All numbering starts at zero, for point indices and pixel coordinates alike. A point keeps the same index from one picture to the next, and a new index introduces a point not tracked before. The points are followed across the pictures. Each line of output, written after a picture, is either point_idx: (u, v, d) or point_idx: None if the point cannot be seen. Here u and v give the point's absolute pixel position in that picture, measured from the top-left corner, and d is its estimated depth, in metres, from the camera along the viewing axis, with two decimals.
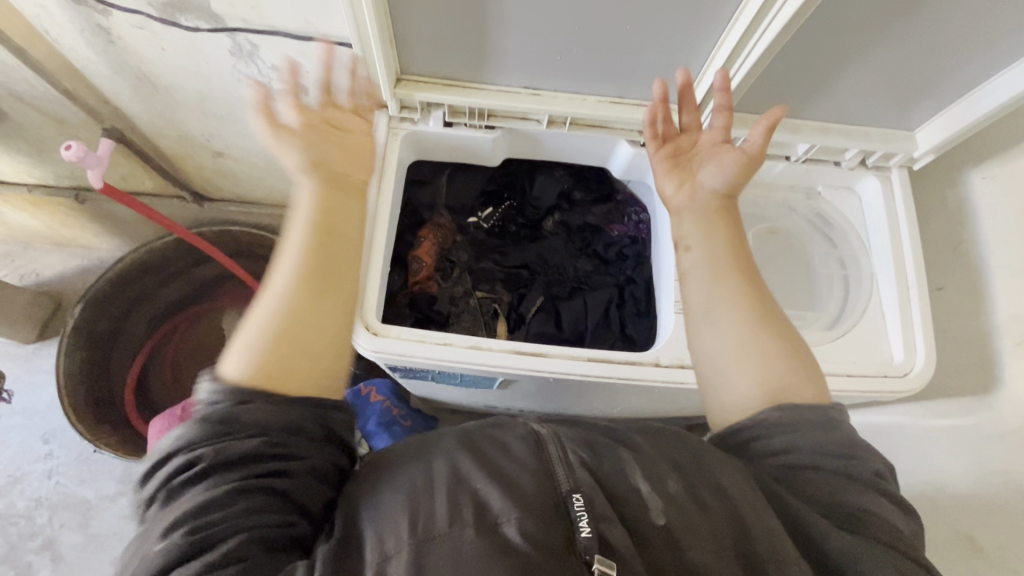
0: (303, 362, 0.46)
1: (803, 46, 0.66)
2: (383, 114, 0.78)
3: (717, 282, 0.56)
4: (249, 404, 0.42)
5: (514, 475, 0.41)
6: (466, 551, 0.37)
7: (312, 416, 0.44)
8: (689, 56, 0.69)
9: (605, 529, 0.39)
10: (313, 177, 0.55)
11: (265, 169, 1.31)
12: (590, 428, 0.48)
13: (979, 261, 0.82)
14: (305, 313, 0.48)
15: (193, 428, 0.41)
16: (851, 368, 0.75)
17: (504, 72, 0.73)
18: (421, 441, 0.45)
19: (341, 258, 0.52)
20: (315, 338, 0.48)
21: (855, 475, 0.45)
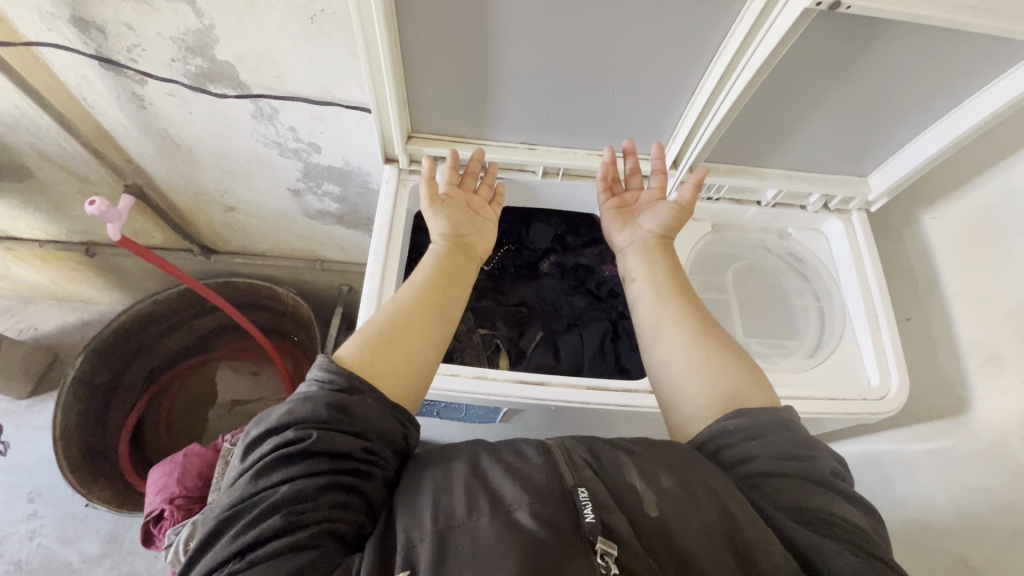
0: (391, 361, 0.58)
1: (762, 108, 0.76)
2: (394, 167, 0.86)
3: (672, 297, 0.68)
4: (355, 402, 0.52)
5: (527, 472, 0.49)
6: (481, 536, 0.44)
7: (383, 420, 0.52)
8: (665, 114, 0.79)
9: (606, 516, 0.46)
10: (446, 235, 0.72)
11: (274, 222, 1.39)
12: (594, 438, 0.55)
13: (939, 291, 0.90)
14: (404, 326, 0.61)
15: (309, 413, 0.49)
16: (831, 392, 0.80)
17: (503, 129, 0.82)
18: (448, 450, 0.54)
19: (441, 298, 0.66)
20: (407, 350, 0.59)
21: (819, 479, 0.49)
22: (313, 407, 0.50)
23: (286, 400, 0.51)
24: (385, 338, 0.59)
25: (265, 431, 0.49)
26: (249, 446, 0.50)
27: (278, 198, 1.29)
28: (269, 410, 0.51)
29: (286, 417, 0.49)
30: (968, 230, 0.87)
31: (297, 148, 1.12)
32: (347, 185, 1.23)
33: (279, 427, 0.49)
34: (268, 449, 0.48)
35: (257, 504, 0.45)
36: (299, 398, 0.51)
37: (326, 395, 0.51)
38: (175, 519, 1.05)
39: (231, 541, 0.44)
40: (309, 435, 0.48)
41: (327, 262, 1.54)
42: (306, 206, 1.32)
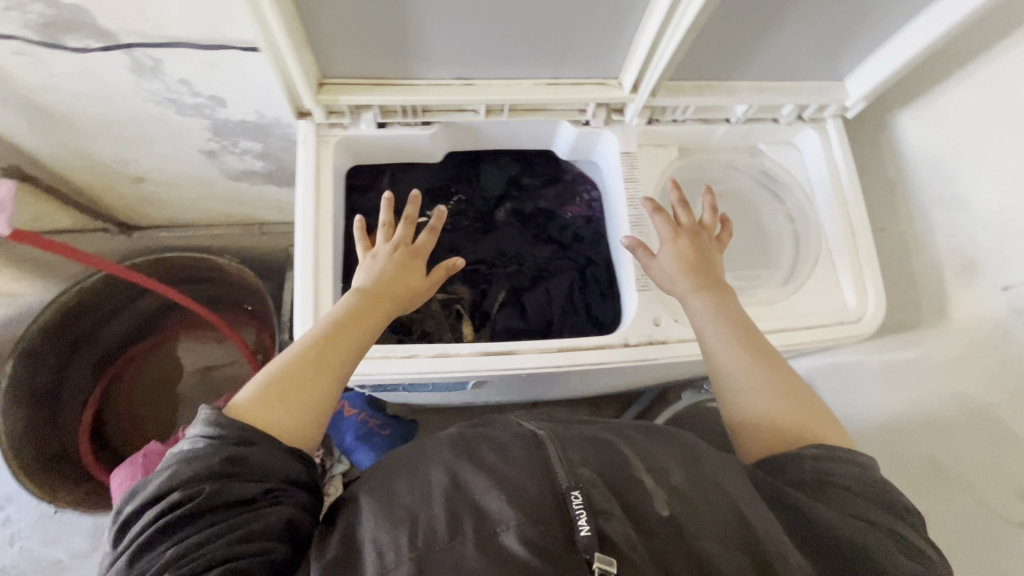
0: (290, 396, 0.51)
1: (731, 12, 0.65)
2: (309, 122, 0.73)
3: (741, 328, 0.64)
4: (247, 446, 0.46)
5: (516, 479, 0.44)
6: (466, 562, 0.39)
7: (283, 458, 0.48)
8: (619, 31, 0.67)
9: (603, 525, 0.41)
10: (389, 278, 0.64)
11: (194, 188, 1.23)
12: (583, 433, 0.50)
13: (914, 199, 0.85)
14: (309, 357, 0.54)
15: (189, 470, 0.44)
16: (808, 320, 0.78)
17: (432, 65, 0.69)
18: (421, 454, 0.50)
19: (356, 325, 0.59)
20: (308, 384, 0.53)
21: (873, 494, 0.50)
22: (194, 463, 0.44)
23: (162, 466, 0.45)
24: (288, 382, 0.52)
25: (139, 502, 0.43)
26: (122, 524, 0.44)
27: (191, 163, 1.13)
28: (143, 482, 0.45)
29: (162, 483, 0.43)
30: (949, 133, 0.80)
31: (197, 103, 0.95)
32: (267, 139, 1.07)
33: (154, 494, 0.43)
34: (146, 521, 0.42)
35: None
36: (176, 459, 0.45)
37: (209, 446, 0.45)
38: None
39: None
40: (194, 492, 0.43)
41: (267, 225, 1.41)
42: (227, 168, 1.16)
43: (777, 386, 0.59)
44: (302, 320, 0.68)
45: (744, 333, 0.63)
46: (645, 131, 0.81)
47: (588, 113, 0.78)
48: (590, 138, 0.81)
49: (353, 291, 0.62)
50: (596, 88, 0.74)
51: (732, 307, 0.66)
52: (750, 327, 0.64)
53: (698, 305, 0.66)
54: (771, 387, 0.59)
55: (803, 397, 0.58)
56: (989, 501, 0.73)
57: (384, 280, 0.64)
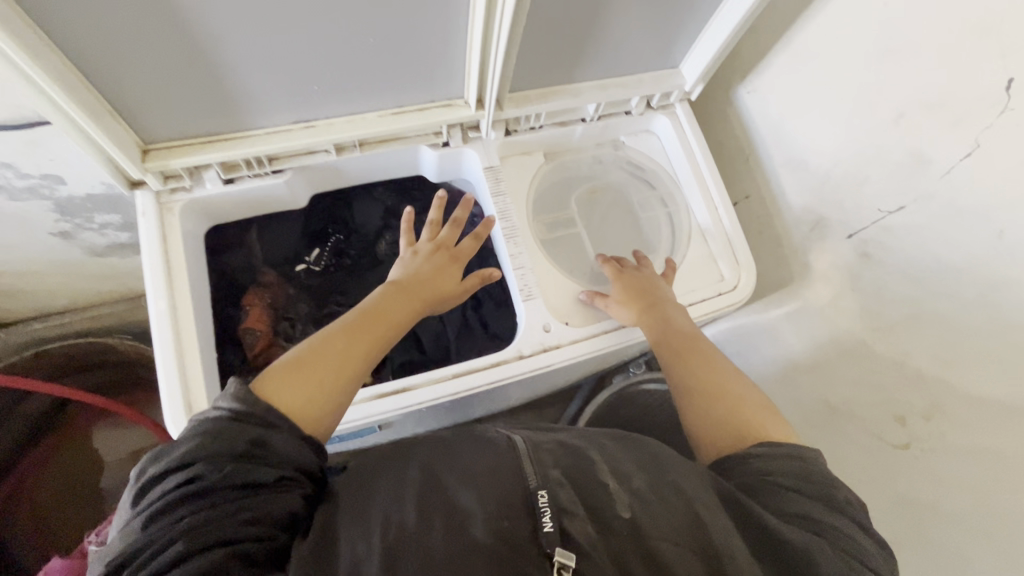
0: (317, 376, 0.54)
1: (549, 19, 0.66)
2: (146, 191, 0.68)
3: (693, 338, 0.72)
4: (271, 432, 0.48)
5: (490, 480, 0.48)
6: (432, 553, 0.43)
7: (297, 452, 0.48)
8: (448, 54, 0.66)
9: (565, 522, 0.45)
10: (427, 281, 0.69)
11: (58, 272, 1.12)
12: (559, 442, 0.54)
13: (765, 165, 0.91)
14: (340, 343, 0.58)
15: (218, 446, 0.45)
16: (689, 297, 0.82)
17: (263, 113, 0.66)
18: (404, 458, 0.52)
19: (384, 317, 0.62)
20: (335, 368, 0.55)
21: (822, 498, 0.51)
22: (221, 440, 0.45)
23: (191, 435, 0.46)
24: (319, 361, 0.55)
25: (165, 467, 0.44)
26: (145, 485, 0.44)
27: (44, 247, 1.03)
28: (168, 447, 0.46)
29: (188, 453, 0.44)
30: (780, 100, 0.86)
31: (31, 185, 0.87)
32: (127, 209, 1.00)
33: (180, 463, 0.44)
34: (167, 486, 0.43)
35: (152, 543, 0.41)
36: (206, 429, 0.46)
37: (236, 426, 0.46)
38: None
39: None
40: (216, 470, 0.44)
41: None
42: (89, 245, 1.07)
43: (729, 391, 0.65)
44: (170, 404, 0.63)
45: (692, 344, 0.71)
46: (505, 142, 0.82)
47: (444, 134, 0.78)
48: (454, 158, 0.81)
49: (388, 285, 0.66)
50: (443, 110, 0.74)
51: (680, 320, 0.74)
52: (696, 337, 0.72)
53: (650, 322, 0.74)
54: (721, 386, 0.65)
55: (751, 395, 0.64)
56: (874, 430, 0.78)
57: (421, 286, 0.68)
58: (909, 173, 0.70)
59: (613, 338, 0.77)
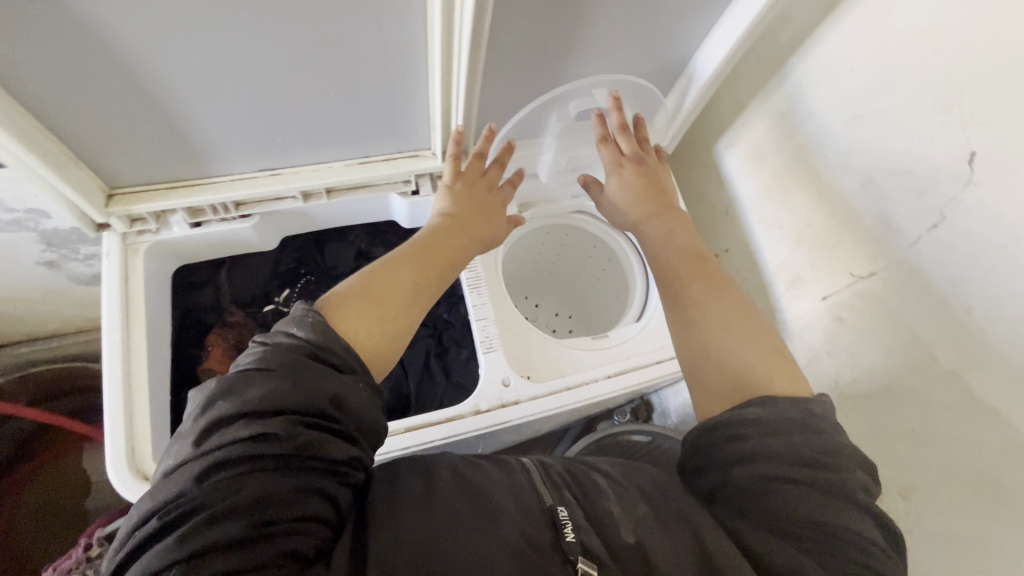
0: (375, 311, 0.52)
1: (514, 77, 0.67)
2: (111, 233, 0.69)
3: (701, 259, 0.65)
4: (348, 392, 0.44)
5: (509, 490, 0.47)
6: (461, 551, 0.41)
7: (358, 421, 0.45)
8: (412, 107, 0.67)
9: (584, 536, 0.44)
10: (475, 222, 0.67)
11: (45, 300, 1.14)
12: (570, 463, 0.53)
13: (744, 220, 0.90)
14: (398, 279, 0.56)
15: (299, 401, 0.42)
16: (658, 355, 0.79)
17: (227, 161, 0.67)
18: (425, 463, 0.50)
19: (439, 257, 0.61)
20: (392, 303, 0.54)
21: (839, 491, 0.45)
22: (302, 395, 0.42)
23: (264, 376, 0.43)
24: (376, 294, 0.54)
25: (235, 411, 0.41)
26: (207, 425, 0.41)
27: (32, 276, 1.05)
28: (242, 385, 0.42)
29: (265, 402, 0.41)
30: (758, 157, 0.85)
31: (15, 219, 0.89)
32: None
33: (253, 411, 0.41)
34: (236, 436, 0.40)
35: (211, 503, 0.37)
36: (289, 375, 0.43)
37: (314, 381, 0.43)
38: None
39: (180, 541, 0.36)
40: (289, 430, 0.40)
41: None
42: (75, 275, 1.09)
43: (735, 324, 0.57)
44: (111, 450, 0.62)
45: (699, 266, 0.64)
46: None
47: (413, 183, 0.78)
48: (423, 207, 0.81)
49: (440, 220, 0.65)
50: (410, 161, 0.75)
51: (685, 238, 0.67)
52: (705, 258, 0.65)
53: (652, 235, 0.69)
54: (718, 317, 0.59)
55: (760, 330, 0.57)
56: None
57: (472, 227, 0.66)
58: (881, 238, 0.68)
59: (577, 394, 0.74)
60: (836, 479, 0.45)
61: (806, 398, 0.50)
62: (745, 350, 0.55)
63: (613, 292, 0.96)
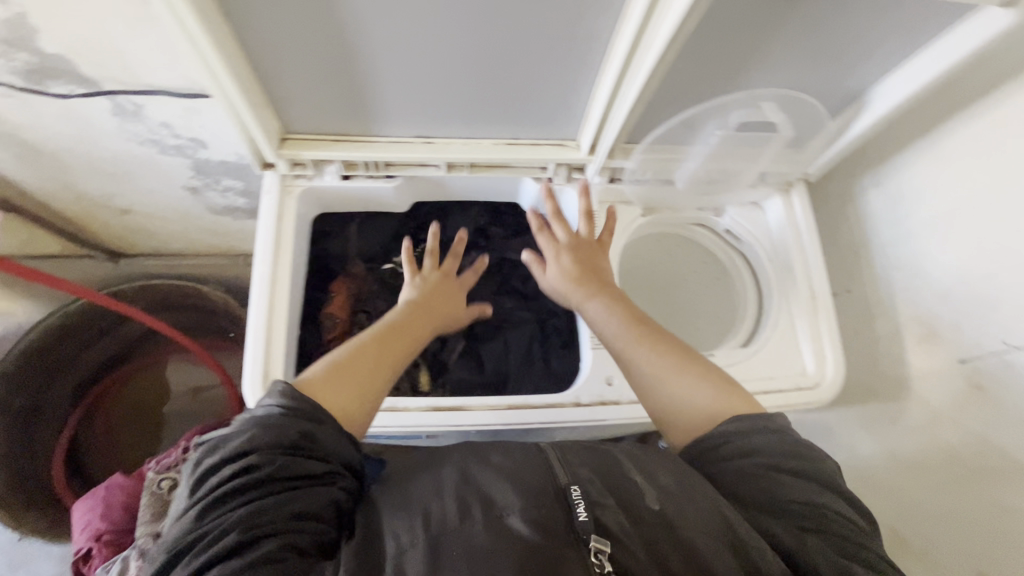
0: (354, 382, 0.60)
1: (682, 85, 0.65)
2: (273, 173, 0.75)
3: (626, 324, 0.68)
4: (319, 428, 0.54)
5: (519, 472, 0.51)
6: (475, 536, 0.46)
7: (338, 448, 0.55)
8: (574, 97, 0.68)
9: (599, 514, 0.48)
10: (434, 303, 0.76)
11: (179, 221, 1.25)
12: (588, 449, 0.57)
13: (877, 264, 0.85)
14: (364, 358, 0.64)
15: (272, 440, 0.51)
16: (765, 384, 0.79)
17: (390, 123, 0.70)
18: (440, 455, 0.56)
19: (404, 336, 0.69)
20: (363, 380, 0.62)
21: (822, 481, 0.52)
22: (277, 433, 0.52)
23: (243, 428, 0.53)
24: (349, 370, 0.62)
25: (219, 459, 0.51)
26: (201, 475, 0.51)
27: (174, 197, 1.15)
28: (226, 439, 0.52)
29: (244, 445, 0.51)
30: (909, 202, 0.80)
31: (179, 144, 0.97)
32: (248, 178, 1.09)
33: (234, 455, 0.51)
34: (224, 476, 0.49)
35: (210, 532, 0.47)
36: (267, 424, 0.53)
37: (287, 422, 0.53)
38: (104, 556, 0.99)
39: (193, 560, 0.46)
40: (270, 460, 0.50)
41: (249, 256, 1.42)
42: (210, 204, 1.18)
43: (683, 369, 0.63)
44: (250, 369, 0.68)
45: (642, 327, 0.68)
46: (607, 188, 0.82)
47: (550, 171, 0.78)
48: (552, 194, 0.82)
49: (412, 302, 0.74)
50: (556, 149, 0.75)
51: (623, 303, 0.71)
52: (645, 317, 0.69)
53: (594, 310, 0.71)
54: (679, 366, 0.63)
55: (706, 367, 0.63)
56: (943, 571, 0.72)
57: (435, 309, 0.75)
58: None
59: None
60: (821, 475, 0.52)
61: (768, 414, 0.57)
62: (714, 397, 0.60)
63: (715, 317, 0.93)
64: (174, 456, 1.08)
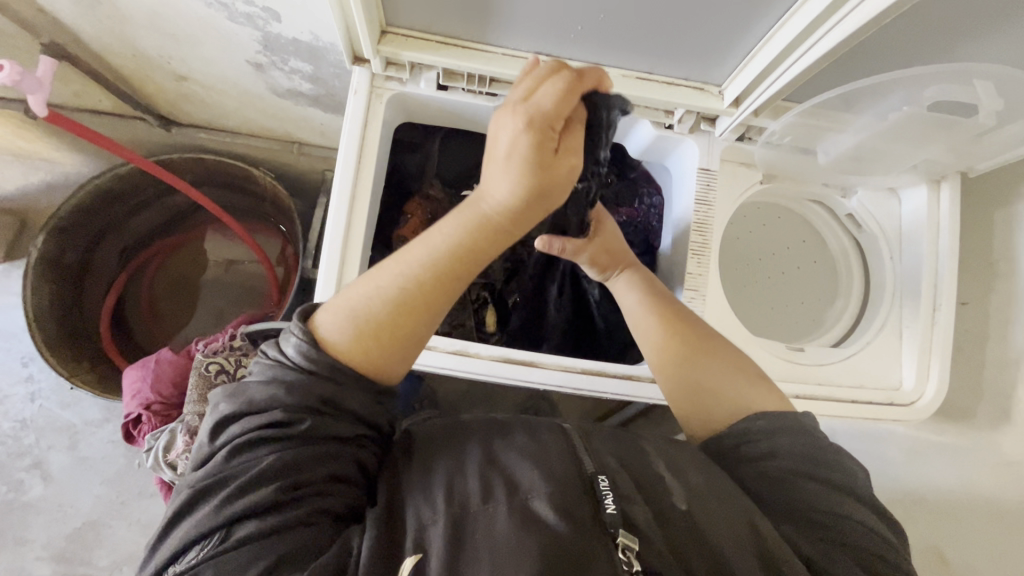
0: (387, 332, 0.49)
1: (886, 36, 0.55)
2: (364, 70, 0.66)
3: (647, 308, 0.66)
4: (349, 393, 0.49)
5: (546, 456, 0.48)
6: (499, 522, 0.44)
7: (371, 405, 0.50)
8: (741, 36, 0.57)
9: (626, 508, 0.46)
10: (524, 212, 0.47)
11: (238, 97, 1.16)
12: (614, 431, 0.56)
13: (1012, 282, 0.75)
14: (402, 295, 0.50)
15: (293, 399, 0.46)
16: (858, 394, 0.72)
17: (512, 34, 0.60)
18: (462, 432, 0.53)
19: (463, 259, 0.50)
20: (400, 326, 0.49)
21: (850, 489, 0.49)
22: (304, 393, 0.47)
23: (264, 380, 0.48)
24: (380, 315, 0.49)
25: (241, 410, 0.47)
26: (221, 422, 0.47)
27: (236, 71, 1.05)
28: (248, 389, 0.47)
29: (269, 400, 0.46)
30: None
31: (250, 12, 0.86)
32: (319, 63, 0.98)
33: (257, 409, 0.46)
34: (249, 430, 0.46)
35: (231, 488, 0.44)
36: (291, 379, 0.47)
37: (315, 381, 0.48)
38: (154, 424, 1.05)
39: (216, 511, 0.43)
40: (297, 421, 0.46)
41: (305, 145, 1.33)
42: (273, 84, 1.08)
43: (714, 353, 0.60)
44: (325, 287, 0.65)
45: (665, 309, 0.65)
46: (732, 147, 0.71)
47: (675, 117, 0.68)
48: (670, 143, 0.72)
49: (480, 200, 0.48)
50: (693, 93, 0.66)
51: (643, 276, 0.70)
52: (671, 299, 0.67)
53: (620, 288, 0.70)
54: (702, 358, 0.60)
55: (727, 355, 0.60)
56: None
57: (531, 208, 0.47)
58: None
59: None
60: (851, 486, 0.50)
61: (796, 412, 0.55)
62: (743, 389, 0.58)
63: (811, 313, 0.84)
64: (221, 340, 1.09)
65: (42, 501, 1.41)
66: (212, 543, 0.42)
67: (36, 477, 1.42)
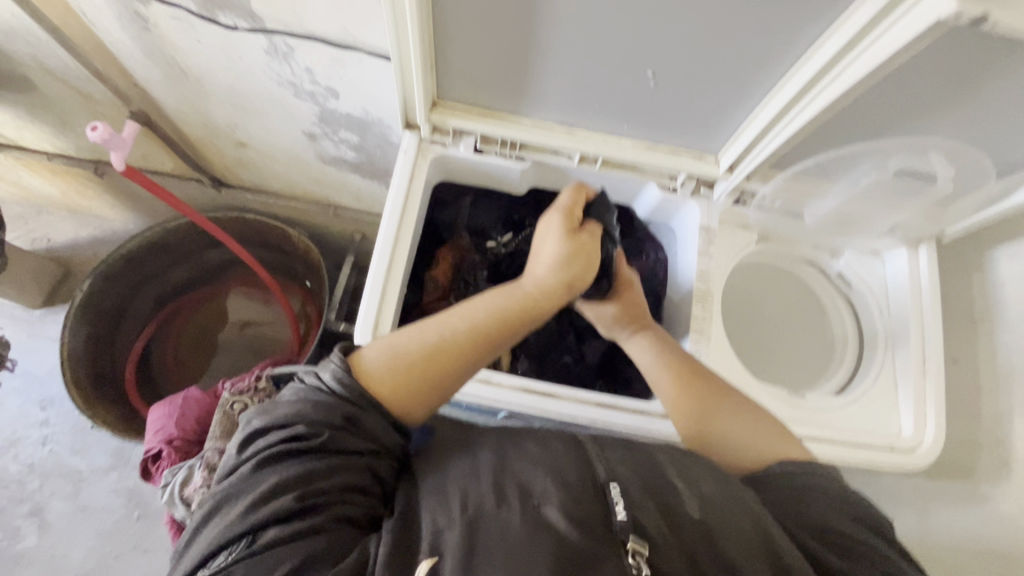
0: (419, 371, 0.54)
1: (850, 118, 0.68)
2: (414, 134, 0.79)
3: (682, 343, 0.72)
4: (368, 412, 0.50)
5: (558, 465, 0.46)
6: (513, 526, 0.41)
7: (393, 425, 0.51)
8: (732, 114, 0.71)
9: (636, 514, 0.43)
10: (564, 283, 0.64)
11: (288, 162, 1.30)
12: (622, 443, 0.52)
13: (996, 338, 0.81)
14: (436, 347, 0.56)
15: (321, 412, 0.47)
16: (859, 438, 0.75)
17: (540, 107, 0.75)
18: (476, 439, 0.51)
19: (493, 327, 0.58)
20: (430, 372, 0.54)
21: (876, 520, 0.48)
22: (328, 409, 0.48)
23: (293, 398, 0.49)
24: (413, 362, 0.54)
25: (267, 427, 0.47)
26: (250, 437, 0.47)
27: (292, 140, 1.20)
28: (275, 407, 0.49)
29: (294, 415, 0.47)
30: None
31: (314, 91, 1.01)
32: (365, 134, 1.13)
33: (283, 424, 0.47)
34: (272, 442, 0.45)
35: (253, 497, 0.43)
36: (315, 399, 0.48)
37: (339, 399, 0.49)
38: (172, 460, 1.07)
39: (240, 520, 0.41)
40: (319, 434, 0.46)
41: (340, 208, 1.46)
42: (322, 152, 1.23)
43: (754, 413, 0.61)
44: (363, 319, 0.70)
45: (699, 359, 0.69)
46: (731, 210, 0.81)
47: (678, 181, 0.80)
48: (673, 206, 0.83)
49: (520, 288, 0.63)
50: (693, 160, 0.79)
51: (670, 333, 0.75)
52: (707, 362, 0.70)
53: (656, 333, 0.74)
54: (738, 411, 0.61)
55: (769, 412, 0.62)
56: None
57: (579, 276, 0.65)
58: None
59: None
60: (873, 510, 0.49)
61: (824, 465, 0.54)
62: (754, 439, 0.58)
63: (812, 369, 0.89)
64: (248, 380, 1.12)
65: (34, 551, 1.32)
66: (237, 549, 0.40)
67: (32, 526, 1.34)
